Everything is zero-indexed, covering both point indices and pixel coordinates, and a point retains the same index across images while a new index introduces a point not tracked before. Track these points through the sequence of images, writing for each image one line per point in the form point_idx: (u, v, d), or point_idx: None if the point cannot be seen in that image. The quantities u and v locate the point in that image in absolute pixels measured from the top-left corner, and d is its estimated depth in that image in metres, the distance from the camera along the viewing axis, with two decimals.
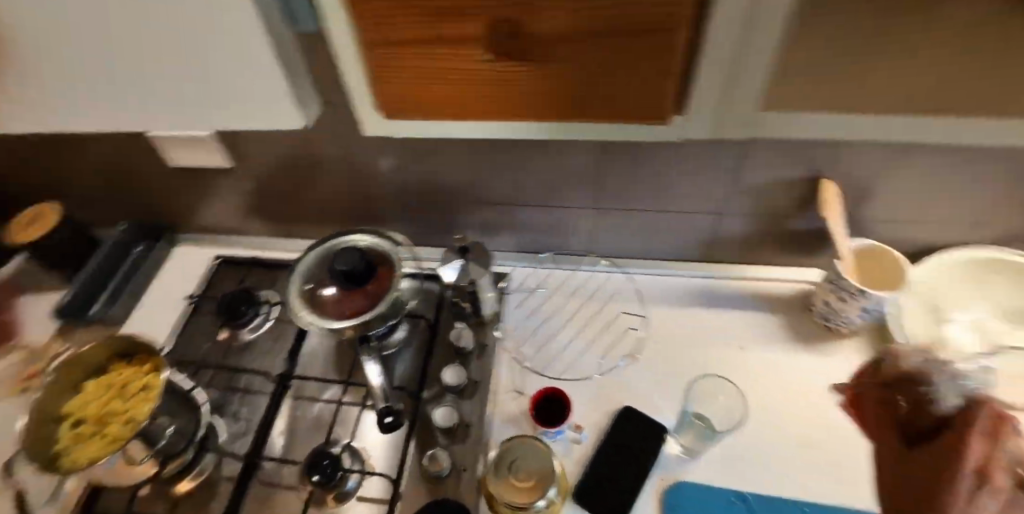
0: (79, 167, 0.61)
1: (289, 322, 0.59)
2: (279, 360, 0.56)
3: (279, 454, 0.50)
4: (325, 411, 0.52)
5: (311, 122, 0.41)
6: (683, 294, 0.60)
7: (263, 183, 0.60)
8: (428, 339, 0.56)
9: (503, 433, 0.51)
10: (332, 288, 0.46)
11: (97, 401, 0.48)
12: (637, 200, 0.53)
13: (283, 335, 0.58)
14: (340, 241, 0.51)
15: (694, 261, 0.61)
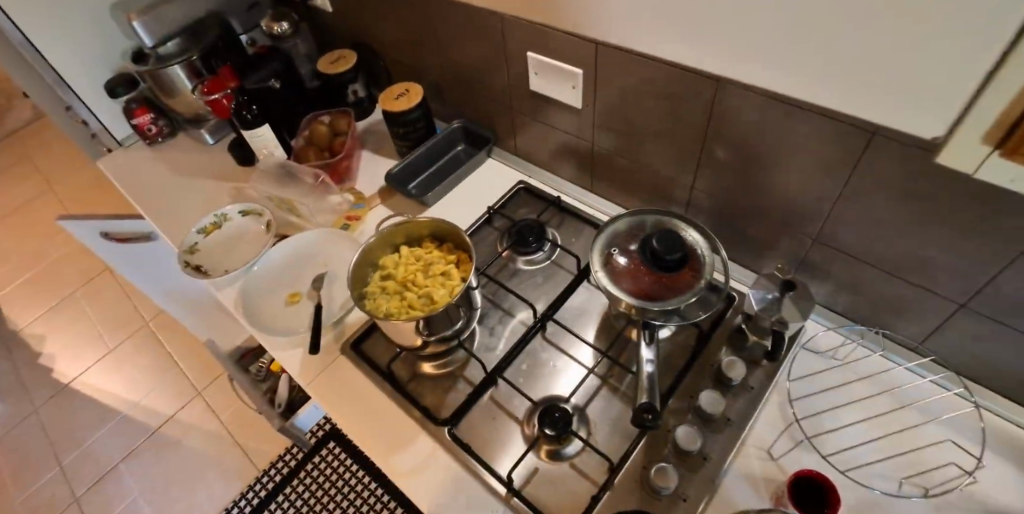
0: (417, 228, 0.69)
1: (552, 336, 0.73)
2: (541, 364, 0.70)
3: (521, 393, 0.67)
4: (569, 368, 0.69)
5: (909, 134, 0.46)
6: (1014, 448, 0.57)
7: (632, 232, 0.67)
8: (693, 350, 0.68)
9: (741, 490, 0.58)
10: (628, 260, 0.64)
11: (408, 276, 0.66)
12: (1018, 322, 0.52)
13: (541, 355, 0.71)
14: (665, 221, 0.67)
15: None
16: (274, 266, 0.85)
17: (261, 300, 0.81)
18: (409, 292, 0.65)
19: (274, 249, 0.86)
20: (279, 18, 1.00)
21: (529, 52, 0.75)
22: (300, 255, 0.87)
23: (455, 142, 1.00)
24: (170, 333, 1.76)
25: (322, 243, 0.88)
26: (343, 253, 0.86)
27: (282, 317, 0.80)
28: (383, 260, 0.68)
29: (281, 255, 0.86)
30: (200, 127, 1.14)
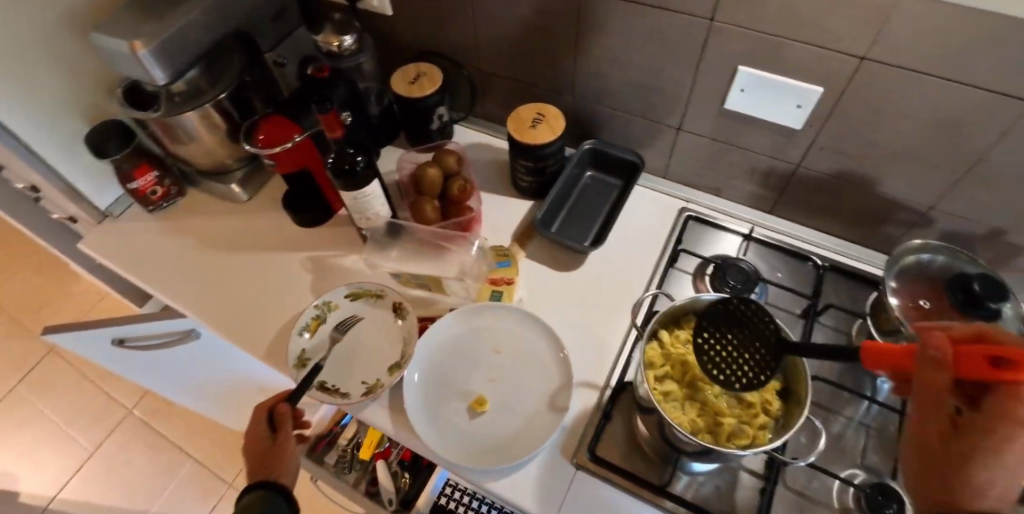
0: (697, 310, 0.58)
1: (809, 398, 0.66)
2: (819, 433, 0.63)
3: (810, 473, 0.61)
4: (845, 430, 0.63)
5: None
6: None
7: (911, 275, 0.61)
8: None
9: None
10: (910, 302, 0.60)
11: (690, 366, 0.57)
12: None
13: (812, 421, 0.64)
14: (945, 257, 0.62)
15: None
16: (433, 367, 0.67)
17: (440, 418, 0.64)
18: (703, 392, 0.56)
19: (424, 345, 0.68)
20: (343, 29, 0.77)
21: (741, 67, 0.63)
22: (458, 346, 0.69)
23: (582, 169, 0.82)
24: (163, 419, 1.43)
25: (479, 323, 0.70)
26: (514, 331, 0.69)
27: (476, 436, 0.63)
28: (649, 355, 0.58)
29: (436, 351, 0.68)
30: (228, 180, 0.85)
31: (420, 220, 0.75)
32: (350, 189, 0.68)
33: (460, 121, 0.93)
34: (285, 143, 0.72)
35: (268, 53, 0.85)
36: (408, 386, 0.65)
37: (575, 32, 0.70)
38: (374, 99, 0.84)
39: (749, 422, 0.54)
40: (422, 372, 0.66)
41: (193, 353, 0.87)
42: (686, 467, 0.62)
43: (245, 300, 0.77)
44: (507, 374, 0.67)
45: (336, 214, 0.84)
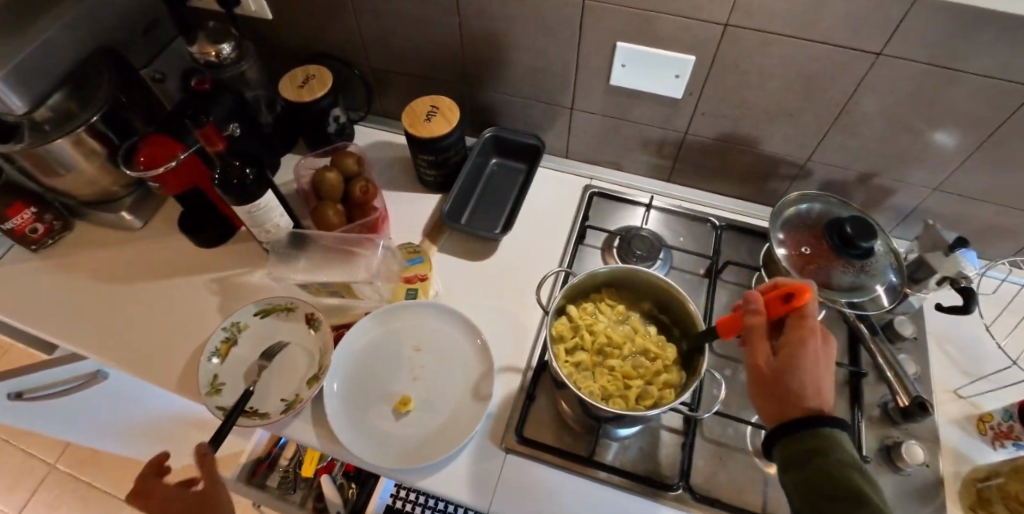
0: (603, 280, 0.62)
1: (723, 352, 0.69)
2: (730, 383, 0.67)
3: (723, 413, 0.65)
4: None
5: None
6: None
7: (795, 223, 0.65)
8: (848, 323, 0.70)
9: (955, 432, 0.63)
10: (801, 248, 0.63)
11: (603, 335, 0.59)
12: None
13: (724, 374, 0.67)
14: (826, 209, 0.66)
15: None
16: (352, 374, 0.66)
17: (364, 424, 0.62)
18: (610, 358, 0.58)
19: (342, 352, 0.66)
20: (218, 38, 0.73)
21: (619, 43, 0.65)
22: (377, 349, 0.68)
23: (487, 157, 0.84)
24: (93, 470, 1.33)
25: (397, 323, 0.69)
26: (434, 327, 0.69)
27: (402, 436, 0.62)
28: (558, 328, 0.59)
29: (355, 357, 0.67)
30: (117, 208, 0.80)
31: (323, 227, 0.73)
32: (241, 204, 0.64)
33: (363, 121, 0.92)
34: (168, 163, 0.68)
35: (142, 70, 0.80)
36: (328, 396, 0.63)
37: (460, 22, 0.70)
38: (265, 107, 0.83)
39: (654, 382, 0.56)
40: (341, 380, 0.65)
41: (102, 395, 0.81)
42: (613, 434, 0.63)
43: (146, 332, 0.72)
44: (430, 370, 0.66)
45: (238, 229, 0.81)
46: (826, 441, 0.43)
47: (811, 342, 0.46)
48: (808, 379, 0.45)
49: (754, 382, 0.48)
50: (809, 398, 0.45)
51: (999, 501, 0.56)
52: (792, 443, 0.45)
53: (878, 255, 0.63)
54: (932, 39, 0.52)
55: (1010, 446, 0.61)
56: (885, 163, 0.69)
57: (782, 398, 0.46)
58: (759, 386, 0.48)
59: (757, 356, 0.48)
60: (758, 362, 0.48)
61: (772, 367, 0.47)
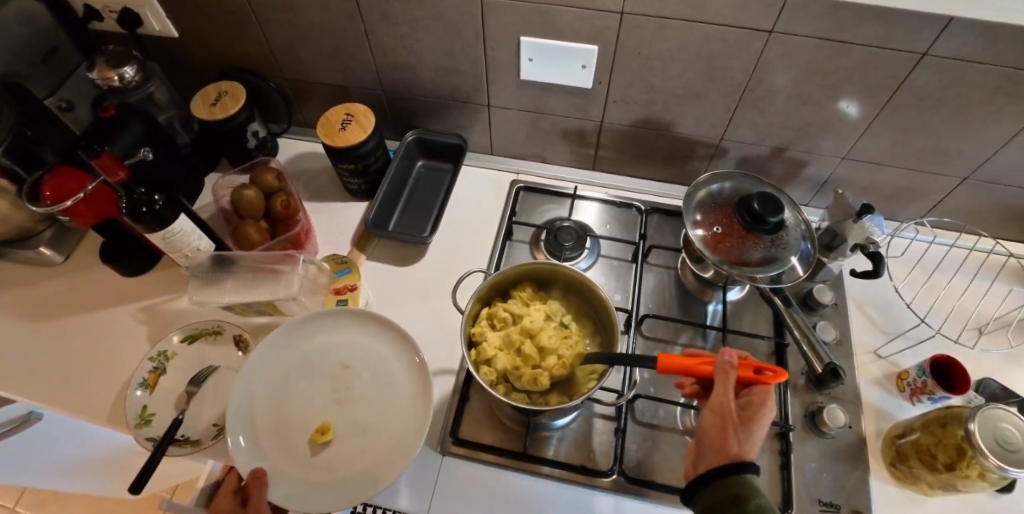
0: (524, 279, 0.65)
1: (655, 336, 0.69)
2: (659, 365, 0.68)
3: (653, 393, 0.66)
4: None
5: (947, 13, 0.49)
6: (1002, 271, 0.74)
7: (708, 204, 0.66)
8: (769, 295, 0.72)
9: (875, 391, 0.65)
10: (714, 228, 0.64)
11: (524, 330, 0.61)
12: (996, 177, 0.67)
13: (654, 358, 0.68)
14: (739, 188, 0.67)
15: (999, 240, 0.77)
16: (267, 398, 0.59)
17: (274, 455, 0.56)
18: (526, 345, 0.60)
19: (259, 374, 0.60)
20: (119, 62, 0.71)
21: (522, 37, 0.65)
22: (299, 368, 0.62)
23: (412, 159, 0.84)
24: (58, 508, 1.31)
25: (324, 338, 0.64)
26: (365, 340, 0.64)
27: (317, 468, 0.56)
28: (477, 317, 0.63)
29: (272, 378, 0.60)
30: (34, 244, 0.78)
31: (244, 246, 0.71)
32: (154, 229, 0.61)
33: (285, 133, 0.91)
34: (75, 196, 0.63)
35: (45, 99, 0.77)
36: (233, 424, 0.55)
37: (364, 27, 0.69)
38: (180, 128, 0.82)
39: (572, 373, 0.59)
40: (254, 404, 0.58)
41: (36, 438, 0.79)
42: (551, 425, 0.64)
43: (71, 370, 0.70)
44: (358, 391, 0.61)
45: (163, 256, 0.80)
46: (747, 487, 0.42)
47: (772, 408, 0.47)
48: (756, 438, 0.45)
49: (709, 422, 0.47)
50: (748, 454, 0.45)
51: (914, 456, 0.57)
52: (716, 487, 0.43)
53: (790, 228, 0.64)
54: (816, 14, 0.53)
55: (927, 401, 0.62)
56: (793, 137, 0.70)
57: (728, 441, 0.45)
58: (712, 426, 0.46)
59: (724, 398, 0.47)
60: (723, 403, 0.46)
61: (733, 413, 0.46)
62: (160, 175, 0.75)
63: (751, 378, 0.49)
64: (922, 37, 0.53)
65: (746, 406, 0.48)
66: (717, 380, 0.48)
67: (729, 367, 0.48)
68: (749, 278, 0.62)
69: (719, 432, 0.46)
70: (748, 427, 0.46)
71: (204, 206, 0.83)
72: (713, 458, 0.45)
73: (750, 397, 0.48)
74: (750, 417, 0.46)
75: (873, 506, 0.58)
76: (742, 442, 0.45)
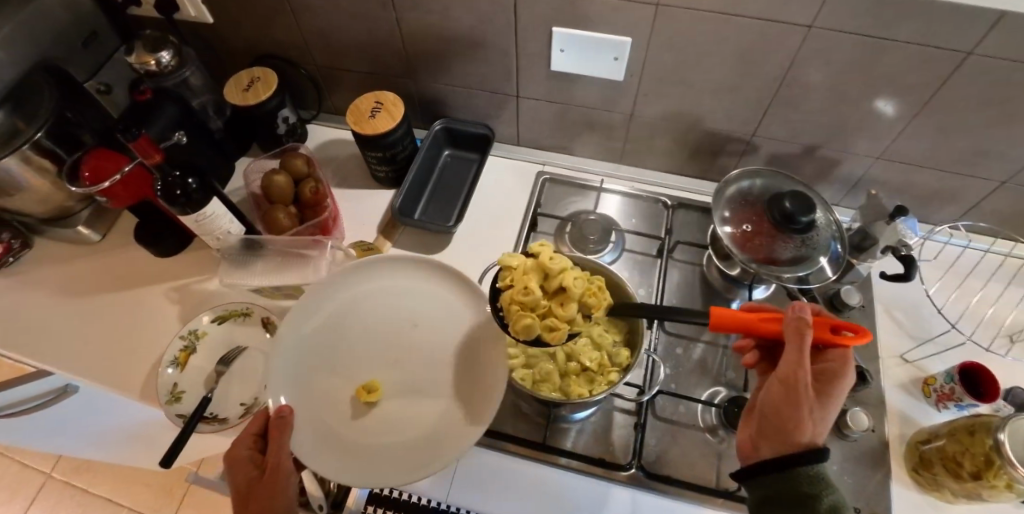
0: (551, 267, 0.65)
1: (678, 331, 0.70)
2: (680, 360, 0.68)
3: (673, 388, 0.66)
4: (706, 353, 0.69)
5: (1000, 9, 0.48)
6: None
7: (737, 202, 0.65)
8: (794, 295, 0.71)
9: (899, 395, 0.65)
10: (744, 226, 0.63)
11: (525, 283, 0.50)
12: None
13: (675, 354, 0.69)
14: (772, 184, 0.66)
15: None
16: (317, 352, 0.61)
17: (317, 407, 0.57)
18: (531, 309, 0.49)
19: (313, 326, 0.62)
20: (156, 46, 0.72)
21: (554, 28, 0.64)
22: (352, 325, 0.63)
23: (440, 148, 0.85)
24: (89, 476, 1.36)
25: (381, 298, 0.65)
26: (429, 301, 0.65)
27: (357, 425, 0.57)
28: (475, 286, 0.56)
29: (326, 333, 0.62)
30: (73, 223, 0.80)
31: (274, 230, 0.72)
32: (187, 213, 0.62)
33: (314, 120, 0.92)
34: (113, 177, 0.64)
35: (86, 82, 0.79)
36: (276, 370, 0.58)
37: (396, 16, 0.69)
38: (213, 112, 0.83)
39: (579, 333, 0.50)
40: (303, 354, 0.60)
41: (73, 409, 0.82)
42: (571, 418, 0.64)
43: (109, 346, 0.73)
44: (413, 353, 0.62)
45: (195, 238, 0.82)
46: (817, 479, 0.42)
47: (850, 379, 0.46)
48: (826, 417, 0.44)
49: (778, 399, 0.45)
50: (819, 437, 0.44)
51: (938, 464, 0.57)
52: (783, 474, 0.44)
53: (821, 227, 0.64)
54: (859, 9, 0.52)
55: (953, 407, 0.61)
56: (827, 135, 0.69)
57: (800, 425, 0.43)
58: (783, 406, 0.45)
59: (799, 368, 0.44)
60: (795, 375, 0.44)
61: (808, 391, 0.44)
62: (192, 159, 0.76)
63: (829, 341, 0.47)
64: (970, 36, 0.51)
65: (818, 378, 0.47)
66: (789, 342, 0.45)
67: (805, 333, 0.44)
68: (776, 278, 0.62)
69: (791, 412, 0.44)
70: (822, 408, 0.44)
71: (234, 190, 0.85)
72: (781, 441, 0.45)
73: (824, 368, 0.47)
74: (823, 396, 0.45)
75: (893, 511, 0.58)
76: (816, 425, 0.44)
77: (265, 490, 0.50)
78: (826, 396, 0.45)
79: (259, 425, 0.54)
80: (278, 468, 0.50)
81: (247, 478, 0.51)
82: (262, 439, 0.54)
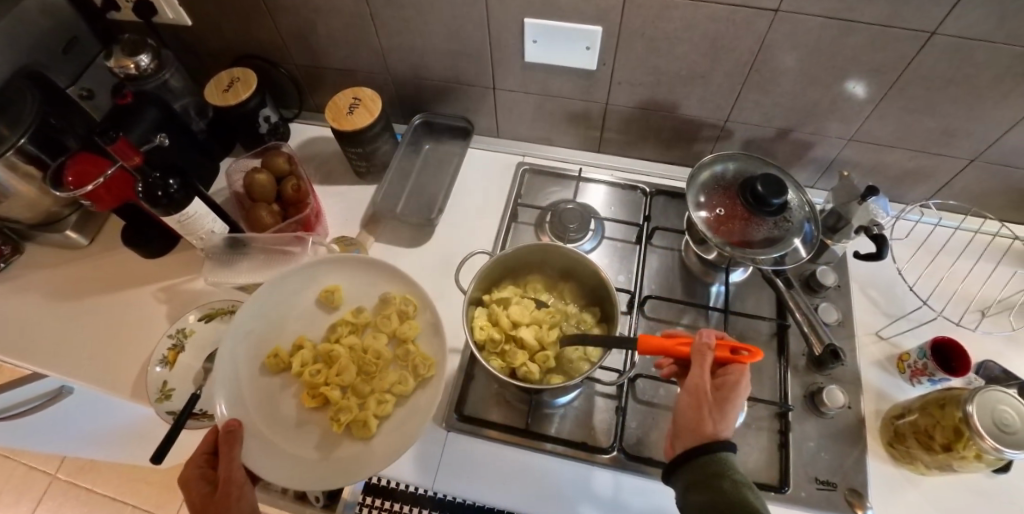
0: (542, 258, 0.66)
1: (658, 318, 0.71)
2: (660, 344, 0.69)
3: (653, 370, 0.68)
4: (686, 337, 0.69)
5: None
6: (1007, 252, 0.73)
7: (709, 187, 0.66)
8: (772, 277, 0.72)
9: (876, 372, 0.66)
10: (716, 210, 0.64)
11: (317, 375, 0.60)
12: (1006, 160, 0.66)
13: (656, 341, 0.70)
14: (743, 166, 0.67)
15: (1006, 223, 0.76)
16: (255, 372, 0.61)
17: (259, 419, 0.58)
18: (334, 386, 0.59)
19: (251, 345, 0.62)
20: (135, 49, 0.73)
21: (526, 20, 0.65)
22: (287, 340, 0.64)
23: (420, 143, 0.87)
24: (94, 476, 1.38)
25: (311, 305, 0.67)
26: (372, 286, 0.67)
27: (302, 430, 0.59)
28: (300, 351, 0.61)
29: (263, 352, 0.63)
30: (62, 227, 0.81)
31: (257, 228, 0.73)
32: (170, 213, 0.63)
33: (296, 118, 0.93)
34: (96, 180, 0.65)
35: (68, 88, 0.80)
36: (222, 389, 0.58)
37: (370, 12, 0.70)
38: (195, 114, 0.83)
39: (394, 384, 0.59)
40: (244, 374, 0.60)
41: (69, 409, 0.83)
42: (553, 403, 0.66)
43: (100, 347, 0.74)
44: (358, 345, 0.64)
45: (181, 238, 0.83)
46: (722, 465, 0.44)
47: (747, 386, 0.47)
48: (731, 416, 0.46)
49: (686, 405, 0.48)
50: (724, 431, 0.46)
51: (911, 437, 0.58)
52: (694, 465, 0.45)
53: (793, 209, 0.65)
54: None
55: (926, 382, 0.62)
56: (800, 117, 0.70)
57: (704, 422, 0.46)
58: (687, 407, 0.47)
59: (700, 380, 0.47)
60: (700, 385, 0.47)
61: (707, 395, 0.47)
62: (174, 159, 0.77)
63: (727, 358, 0.49)
64: (932, 16, 0.52)
65: (721, 386, 0.49)
66: (693, 362, 0.49)
67: (706, 348, 0.48)
68: (751, 260, 0.63)
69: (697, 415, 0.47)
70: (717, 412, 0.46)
71: (219, 190, 0.86)
72: (691, 433, 0.46)
73: (725, 377, 0.48)
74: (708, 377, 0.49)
75: (869, 486, 0.59)
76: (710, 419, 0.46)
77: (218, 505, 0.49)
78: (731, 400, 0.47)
79: (210, 443, 0.55)
80: (230, 481, 0.50)
81: (201, 494, 0.51)
82: (213, 458, 0.54)
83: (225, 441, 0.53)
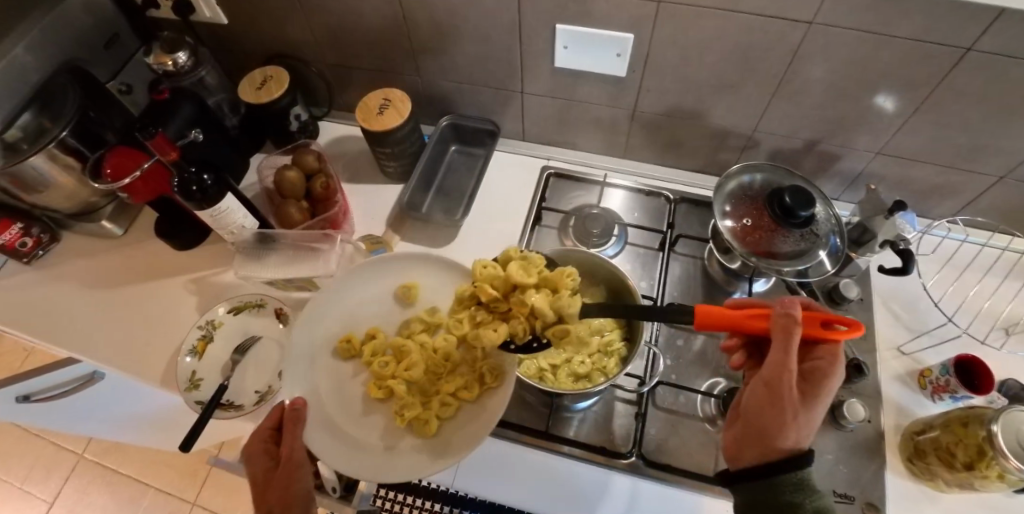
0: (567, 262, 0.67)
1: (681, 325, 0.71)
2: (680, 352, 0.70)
3: (673, 378, 0.68)
4: (706, 345, 0.71)
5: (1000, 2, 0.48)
6: None
7: (737, 197, 0.66)
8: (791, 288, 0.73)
9: (898, 388, 0.66)
10: (747, 219, 0.64)
11: (385, 365, 0.61)
12: None
13: (677, 349, 0.70)
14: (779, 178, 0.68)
15: None
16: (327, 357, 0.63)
17: (325, 405, 0.59)
18: (400, 380, 0.60)
19: (322, 332, 0.63)
20: (173, 46, 0.75)
21: (558, 25, 0.65)
22: (362, 328, 0.65)
23: (446, 144, 0.88)
24: (117, 457, 1.41)
25: (388, 299, 0.67)
26: (445, 287, 0.66)
27: (367, 420, 0.60)
28: (373, 342, 0.62)
29: (334, 338, 0.64)
30: (98, 218, 0.84)
31: (287, 224, 0.75)
32: (203, 208, 0.65)
33: (325, 117, 0.94)
34: (132, 173, 0.66)
35: (107, 83, 0.82)
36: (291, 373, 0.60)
37: (403, 14, 0.71)
38: (229, 111, 0.87)
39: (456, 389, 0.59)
40: (316, 360, 0.62)
41: (102, 394, 0.86)
42: (573, 407, 0.67)
43: (134, 335, 0.76)
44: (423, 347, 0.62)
45: (212, 232, 0.85)
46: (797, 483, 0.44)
47: (839, 377, 0.46)
48: (815, 423, 0.46)
49: (765, 412, 0.46)
50: (804, 442, 0.46)
51: (931, 453, 0.58)
52: (764, 480, 0.46)
53: (820, 221, 0.65)
54: (859, 7, 0.52)
55: (947, 400, 0.62)
56: (829, 129, 0.69)
57: (784, 435, 0.45)
58: (764, 414, 0.46)
59: (783, 375, 0.45)
60: (782, 390, 0.45)
61: (789, 397, 0.45)
62: (208, 155, 0.79)
63: (821, 332, 0.47)
64: (969, 34, 0.52)
65: (808, 379, 0.47)
66: (777, 344, 0.45)
67: (791, 327, 0.45)
68: (777, 270, 0.63)
69: (774, 428, 0.45)
70: (799, 421, 0.45)
71: (249, 185, 0.88)
72: (766, 448, 0.46)
73: (816, 367, 0.47)
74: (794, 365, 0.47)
75: (886, 501, 0.59)
76: (789, 434, 0.45)
77: (279, 483, 0.51)
78: (819, 399, 0.46)
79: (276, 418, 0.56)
80: (291, 459, 0.52)
81: (264, 469, 0.53)
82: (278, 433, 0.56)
83: (292, 418, 0.54)
